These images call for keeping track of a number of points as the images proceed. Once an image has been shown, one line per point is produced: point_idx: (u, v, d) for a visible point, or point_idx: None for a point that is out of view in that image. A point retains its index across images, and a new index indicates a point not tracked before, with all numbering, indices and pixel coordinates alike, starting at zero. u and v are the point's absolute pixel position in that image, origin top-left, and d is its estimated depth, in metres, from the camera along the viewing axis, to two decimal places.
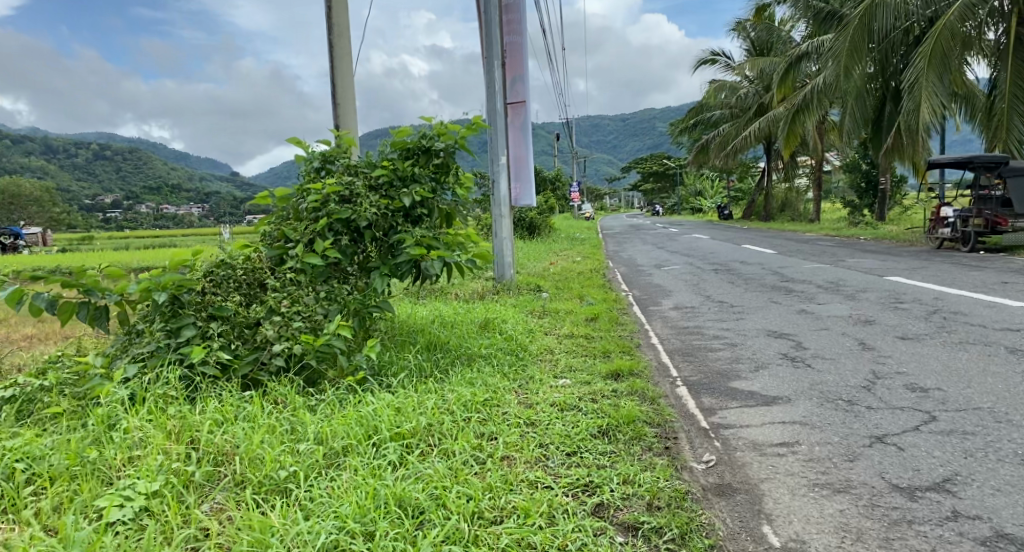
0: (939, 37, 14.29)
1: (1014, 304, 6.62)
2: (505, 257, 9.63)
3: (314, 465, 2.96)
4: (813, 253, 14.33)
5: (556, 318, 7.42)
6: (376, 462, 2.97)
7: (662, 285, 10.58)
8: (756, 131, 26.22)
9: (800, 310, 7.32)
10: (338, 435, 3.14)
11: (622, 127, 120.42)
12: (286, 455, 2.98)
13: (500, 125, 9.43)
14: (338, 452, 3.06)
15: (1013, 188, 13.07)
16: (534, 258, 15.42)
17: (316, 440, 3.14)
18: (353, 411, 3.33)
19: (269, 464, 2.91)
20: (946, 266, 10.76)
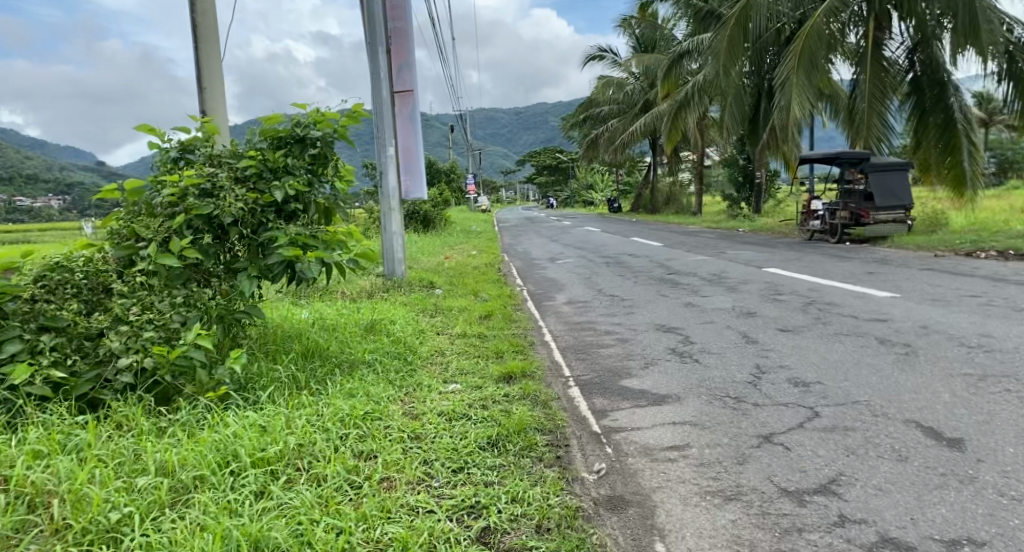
0: (808, 38, 15.02)
1: (882, 294, 6.94)
2: (396, 252, 9.32)
3: (157, 504, 2.65)
4: (698, 245, 14.77)
5: (447, 317, 7.22)
6: (232, 496, 2.69)
7: (554, 279, 10.55)
8: (642, 126, 26.86)
9: (687, 303, 7.42)
10: (188, 464, 2.82)
11: (515, 119, 121.12)
12: (121, 494, 2.65)
13: (388, 115, 9.09)
14: (188, 485, 2.76)
15: (874, 182, 13.75)
16: (427, 252, 15.12)
17: (163, 471, 2.81)
18: (209, 435, 3.01)
19: (98, 506, 2.57)
20: (818, 256, 11.28)
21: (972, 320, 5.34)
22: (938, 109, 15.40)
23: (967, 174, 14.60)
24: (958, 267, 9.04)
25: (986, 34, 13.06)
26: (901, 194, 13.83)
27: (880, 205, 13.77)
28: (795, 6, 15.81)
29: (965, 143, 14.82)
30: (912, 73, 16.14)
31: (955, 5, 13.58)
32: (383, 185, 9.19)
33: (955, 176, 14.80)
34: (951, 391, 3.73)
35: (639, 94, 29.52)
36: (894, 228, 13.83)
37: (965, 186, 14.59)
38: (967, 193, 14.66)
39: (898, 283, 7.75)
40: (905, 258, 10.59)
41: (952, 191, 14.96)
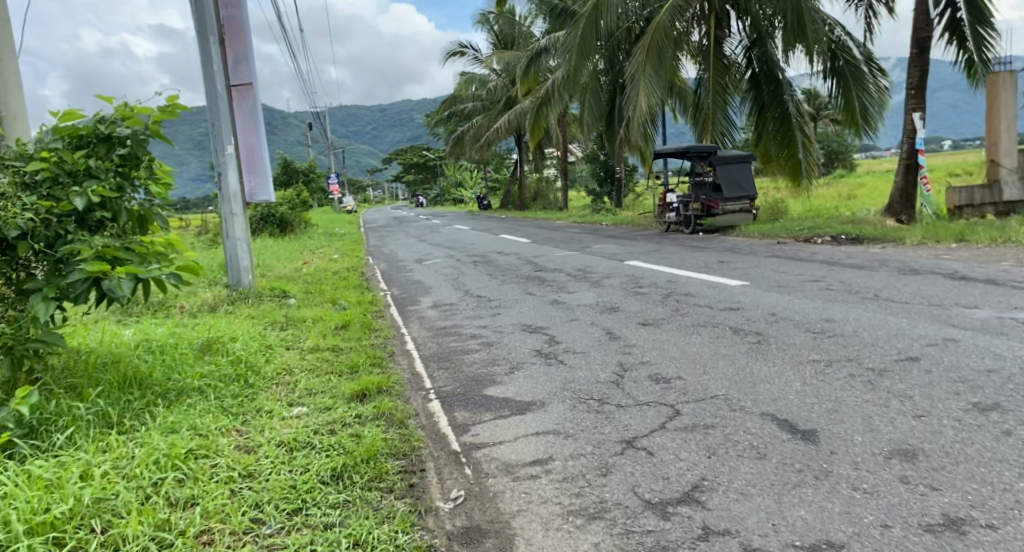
0: (654, 35, 15.53)
1: (734, 283, 7.11)
2: (242, 259, 8.74)
3: None
4: (562, 240, 14.88)
5: (300, 329, 6.81)
6: None
7: (419, 281, 10.23)
8: (505, 123, 26.97)
9: (551, 301, 7.32)
10: None
11: (378, 118, 119.02)
12: None
13: (223, 110, 8.54)
14: None
15: (722, 174, 14.50)
16: (286, 258, 14.39)
17: None
18: None
19: None
20: (675, 248, 11.60)
21: (816, 304, 5.50)
22: (773, 103, 16.29)
23: (802, 166, 15.60)
24: (801, 254, 9.49)
25: (811, 34, 13.94)
26: (746, 185, 14.63)
27: (729, 196, 14.47)
28: (643, 5, 16.36)
29: (798, 136, 15.81)
30: (749, 69, 17.02)
31: (783, 7, 14.41)
32: (223, 187, 8.57)
33: (792, 167, 15.77)
34: (802, 379, 3.69)
35: (501, 93, 29.72)
36: (742, 218, 14.60)
37: (801, 177, 15.59)
38: (803, 183, 15.67)
39: (748, 271, 8.00)
40: (752, 246, 11.05)
41: (790, 181, 15.93)
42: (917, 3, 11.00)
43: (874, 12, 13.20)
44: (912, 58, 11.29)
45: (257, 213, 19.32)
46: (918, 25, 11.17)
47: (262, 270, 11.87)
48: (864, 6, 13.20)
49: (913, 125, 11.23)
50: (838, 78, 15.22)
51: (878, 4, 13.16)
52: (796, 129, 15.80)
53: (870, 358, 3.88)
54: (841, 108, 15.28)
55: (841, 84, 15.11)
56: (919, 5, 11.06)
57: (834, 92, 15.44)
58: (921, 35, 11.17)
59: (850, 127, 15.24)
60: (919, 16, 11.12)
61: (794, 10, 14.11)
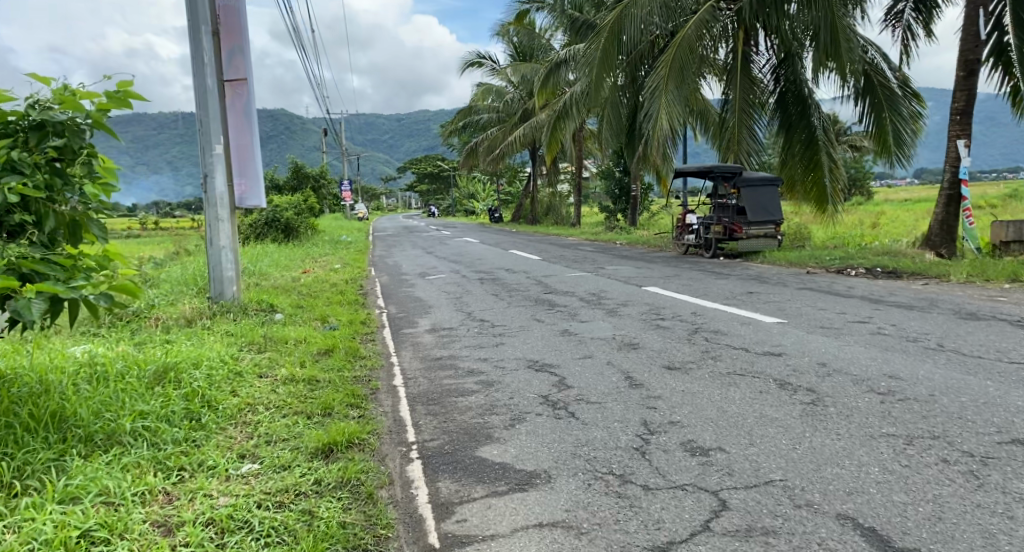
0: (678, 48, 14.81)
1: (769, 320, 6.30)
2: (226, 270, 8.02)
3: None
4: (575, 259, 14.09)
5: (276, 353, 6.09)
6: None
7: (420, 299, 9.48)
8: (520, 136, 26.27)
9: (562, 331, 6.54)
10: None
11: (394, 126, 118.86)
12: None
13: (212, 106, 7.84)
14: None
15: (746, 197, 13.62)
16: (284, 266, 13.71)
17: None
18: None
19: None
20: (695, 274, 10.83)
21: (874, 354, 4.70)
22: (801, 125, 15.56)
23: (828, 191, 14.82)
24: (834, 288, 8.68)
25: (846, 51, 13.18)
26: (772, 210, 13.74)
27: (753, 220, 13.62)
28: (666, 19, 15.61)
29: (826, 160, 15.02)
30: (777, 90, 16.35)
31: (816, 23, 13.70)
32: (208, 191, 7.87)
33: (816, 193, 15.00)
34: (881, 464, 2.88)
35: (518, 105, 29.11)
36: (766, 243, 13.65)
37: (825, 203, 14.78)
38: (828, 210, 14.84)
39: (782, 306, 7.19)
40: (780, 275, 10.27)
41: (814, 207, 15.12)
42: (966, 21, 10.17)
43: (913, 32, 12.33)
44: (958, 82, 10.40)
45: (261, 217, 18.68)
46: (965, 47, 10.27)
47: (256, 279, 11.20)
48: (902, 26, 12.30)
49: (958, 153, 10.41)
50: (871, 99, 14.40)
51: (917, 25, 12.29)
52: (824, 153, 15.01)
53: (963, 439, 3.08)
54: (872, 132, 14.40)
55: (875, 107, 14.31)
56: (968, 24, 10.15)
57: (865, 115, 14.61)
58: (969, 58, 10.26)
59: (880, 153, 14.29)
60: (967, 37, 10.22)
61: (827, 24, 13.41)
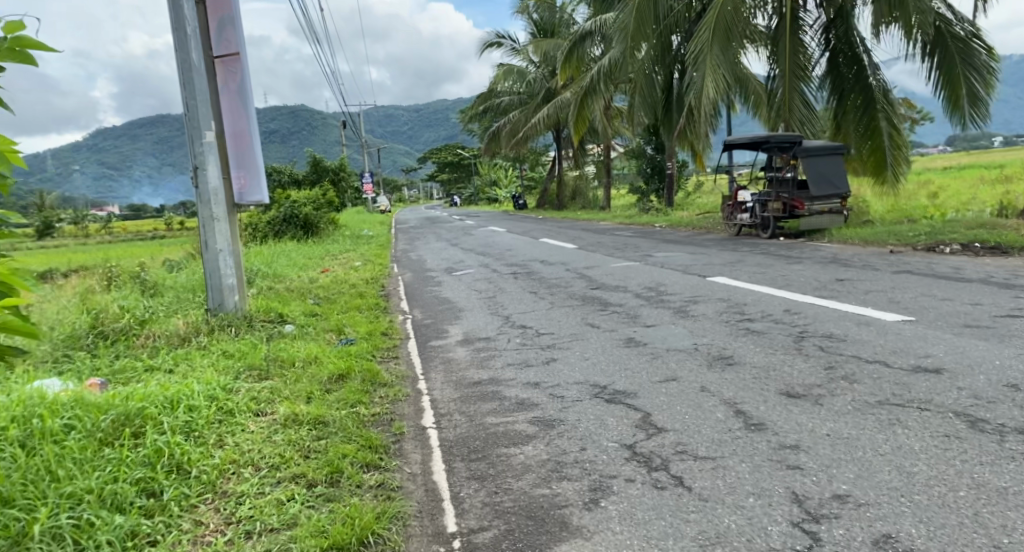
0: (723, 10, 13.42)
1: (890, 317, 5.02)
2: (226, 277, 6.87)
3: None
4: (615, 246, 12.84)
5: (280, 380, 4.96)
6: None
7: (449, 300, 8.32)
8: (546, 118, 24.92)
9: (626, 340, 5.33)
10: None
11: (414, 115, 117.65)
12: None
13: (200, 86, 6.68)
14: None
15: (807, 168, 12.17)
16: (301, 266, 12.65)
17: None
18: None
19: None
20: (760, 258, 9.54)
21: None
22: (856, 90, 14.11)
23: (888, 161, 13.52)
24: (939, 270, 7.34)
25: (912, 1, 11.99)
26: (838, 182, 12.29)
27: (816, 195, 12.23)
28: None
29: (885, 126, 13.65)
30: (827, 52, 14.80)
31: None
32: (200, 185, 6.71)
33: (874, 162, 13.73)
34: None
35: (541, 86, 27.82)
36: (831, 220, 12.25)
37: (885, 172, 13.51)
38: (887, 178, 13.55)
39: (891, 296, 5.89)
40: (861, 257, 8.95)
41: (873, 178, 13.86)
42: None
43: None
44: None
45: (279, 214, 17.67)
46: None
47: (270, 283, 10.15)
48: None
49: None
50: (940, 54, 12.92)
51: None
52: (882, 118, 13.64)
53: None
54: (943, 92, 12.94)
55: (945, 65, 12.80)
56: None
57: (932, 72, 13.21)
58: None
59: (951, 113, 12.83)
60: None
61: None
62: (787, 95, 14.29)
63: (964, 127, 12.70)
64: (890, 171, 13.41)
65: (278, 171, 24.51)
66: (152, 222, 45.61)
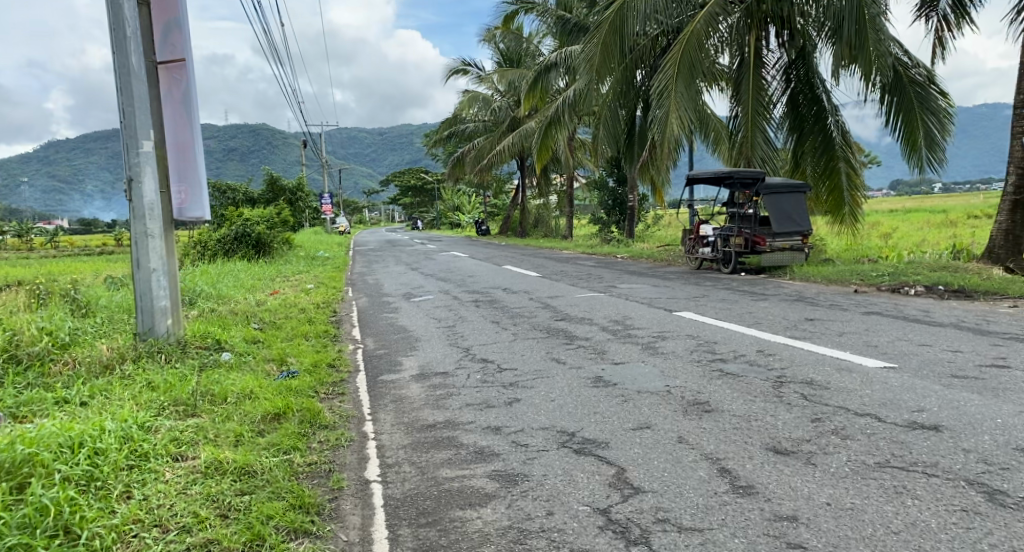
0: (687, 45, 13.31)
1: (873, 363, 4.70)
2: (158, 299, 6.17)
3: None
4: (578, 276, 12.52)
5: (209, 418, 4.44)
6: None
7: (404, 329, 7.83)
8: (508, 145, 24.67)
9: (593, 379, 4.91)
10: None
11: (376, 138, 117.01)
12: None
13: (139, 91, 6.07)
14: None
15: (768, 205, 12.09)
16: (249, 287, 12.01)
17: None
18: None
19: None
20: (727, 293, 9.29)
21: None
22: (817, 129, 14.12)
23: (846, 200, 13.55)
24: (913, 313, 7.11)
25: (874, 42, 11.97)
26: (798, 220, 12.19)
27: (777, 231, 12.09)
28: (671, 14, 14.11)
29: (843, 166, 13.68)
30: (788, 90, 14.77)
31: (840, 15, 12.28)
32: (134, 200, 6.03)
33: (831, 201, 13.76)
34: None
35: (505, 114, 27.65)
36: (792, 257, 12.08)
37: (842, 211, 13.57)
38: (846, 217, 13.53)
39: (868, 340, 5.62)
40: (829, 297, 8.74)
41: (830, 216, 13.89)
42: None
43: (959, 23, 11.60)
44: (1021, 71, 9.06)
45: (229, 232, 16.94)
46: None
47: (212, 305, 9.53)
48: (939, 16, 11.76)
49: None
50: (898, 99, 12.90)
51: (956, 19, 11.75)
52: (841, 158, 13.67)
53: None
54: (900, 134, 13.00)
55: (903, 107, 12.85)
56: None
57: (890, 117, 13.21)
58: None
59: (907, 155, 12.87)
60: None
61: (854, 15, 11.97)
62: (751, 130, 14.19)
63: (921, 172, 12.68)
64: (847, 209, 13.49)
65: (232, 188, 23.73)
66: (98, 237, 44.01)
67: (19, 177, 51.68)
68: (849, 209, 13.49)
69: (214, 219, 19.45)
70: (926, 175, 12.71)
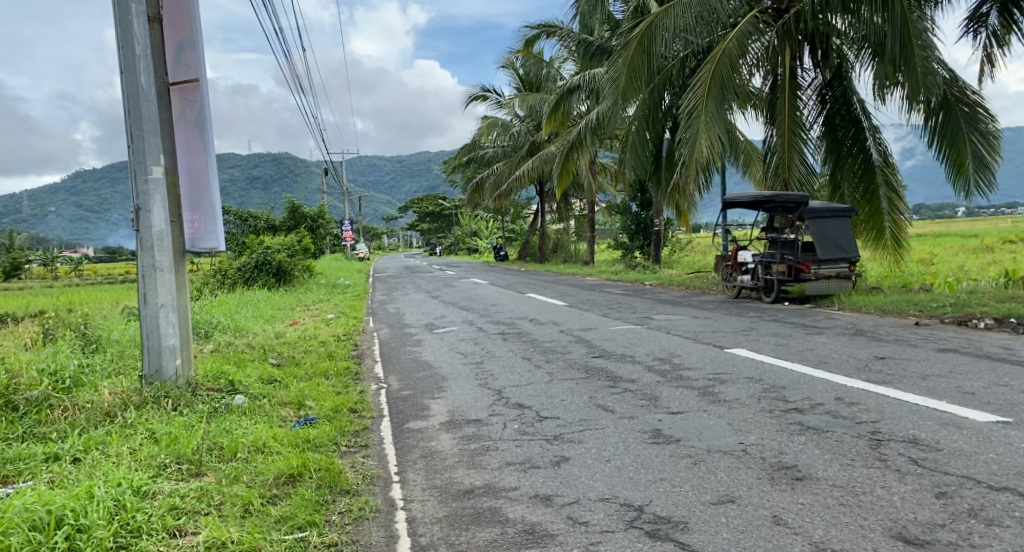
0: (719, 63, 12.66)
1: (981, 416, 4.06)
2: (167, 338, 5.54)
3: None
4: (609, 304, 11.91)
5: (213, 480, 3.87)
6: None
7: (430, 365, 7.25)
8: (529, 170, 24.16)
9: (652, 433, 4.28)
10: None
11: (394, 164, 117.57)
12: None
13: (149, 114, 5.41)
14: None
15: (813, 230, 11.43)
16: (266, 318, 11.49)
17: None
18: None
19: None
20: (776, 327, 8.61)
21: None
22: (854, 151, 13.47)
23: (886, 225, 12.91)
24: (993, 352, 6.46)
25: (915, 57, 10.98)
26: (846, 246, 11.49)
27: (823, 257, 11.39)
28: (702, 34, 13.56)
29: (883, 188, 12.98)
30: (823, 113, 14.08)
31: (879, 32, 11.47)
32: (142, 230, 5.43)
33: (871, 226, 13.12)
34: None
35: (525, 138, 27.23)
36: (840, 285, 11.37)
37: (883, 237, 12.89)
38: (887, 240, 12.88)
39: (959, 386, 4.95)
40: (888, 330, 8.08)
41: (870, 241, 13.22)
42: None
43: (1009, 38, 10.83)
44: None
45: (249, 260, 16.52)
46: None
47: (228, 338, 9.01)
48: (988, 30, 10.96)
49: None
50: (944, 120, 11.86)
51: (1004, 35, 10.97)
52: (881, 180, 12.99)
53: None
54: (946, 157, 11.88)
55: (949, 128, 11.76)
56: None
57: (935, 138, 12.14)
58: None
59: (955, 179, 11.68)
60: None
61: (897, 27, 11.07)
62: (787, 152, 13.44)
63: (968, 195, 11.47)
64: (888, 236, 12.81)
65: (251, 216, 23.40)
66: (120, 265, 44.10)
67: (46, 207, 52.02)
68: (891, 235, 12.82)
69: (234, 247, 19.08)
70: (974, 199, 11.49)
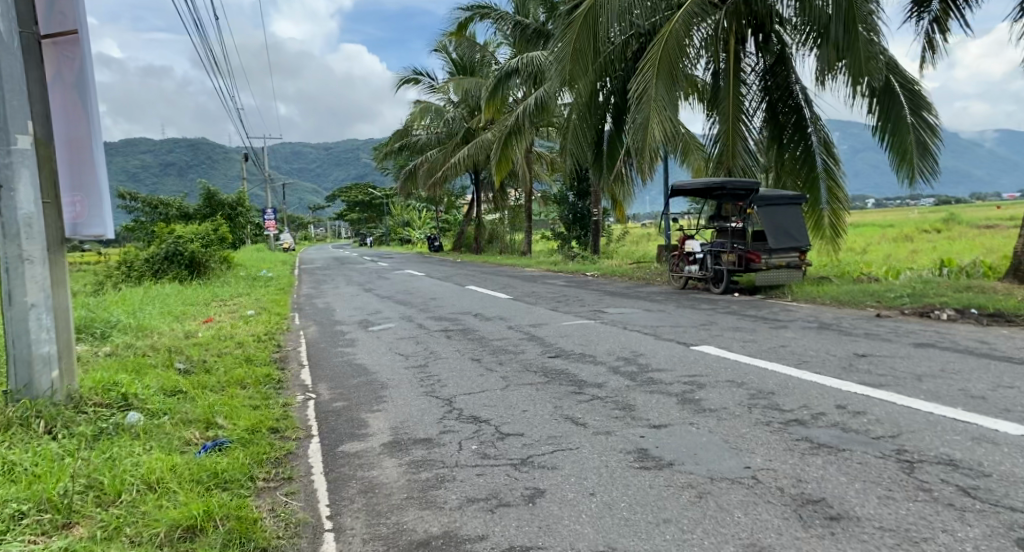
0: (665, 45, 12.11)
1: (1013, 430, 3.51)
2: (39, 344, 4.53)
3: None
4: (554, 297, 11.24)
5: (81, 538, 2.99)
6: None
7: (365, 370, 6.42)
8: (463, 158, 23.24)
9: (637, 455, 3.60)
10: None
11: (319, 153, 114.34)
12: None
13: (12, 71, 4.38)
14: None
15: (764, 219, 11.04)
16: (178, 315, 10.38)
17: None
18: None
19: None
20: (735, 320, 8.10)
21: None
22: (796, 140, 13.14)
23: (824, 215, 12.66)
24: (973, 346, 6.07)
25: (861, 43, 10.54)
26: (797, 235, 11.17)
27: (774, 247, 11.02)
28: (646, 15, 12.96)
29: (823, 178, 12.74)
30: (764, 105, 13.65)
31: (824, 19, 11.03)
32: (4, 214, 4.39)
33: (809, 216, 12.85)
34: None
35: (458, 125, 26.31)
36: (789, 276, 11.00)
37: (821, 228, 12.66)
38: (826, 231, 12.69)
39: (963, 388, 4.46)
40: (853, 323, 7.67)
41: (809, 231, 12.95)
42: None
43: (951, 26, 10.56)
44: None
45: (159, 251, 15.19)
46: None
47: (128, 340, 7.92)
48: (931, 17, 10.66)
49: None
50: (886, 106, 11.54)
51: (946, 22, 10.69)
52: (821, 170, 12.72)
53: None
54: (887, 145, 11.58)
55: (892, 115, 11.46)
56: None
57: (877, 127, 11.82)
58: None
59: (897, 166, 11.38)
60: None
61: (842, 12, 10.55)
62: (731, 139, 12.96)
63: (912, 182, 11.16)
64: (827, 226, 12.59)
65: (165, 204, 21.79)
66: None
67: None
68: (829, 224, 12.59)
69: (144, 236, 17.60)
70: (917, 186, 11.21)
